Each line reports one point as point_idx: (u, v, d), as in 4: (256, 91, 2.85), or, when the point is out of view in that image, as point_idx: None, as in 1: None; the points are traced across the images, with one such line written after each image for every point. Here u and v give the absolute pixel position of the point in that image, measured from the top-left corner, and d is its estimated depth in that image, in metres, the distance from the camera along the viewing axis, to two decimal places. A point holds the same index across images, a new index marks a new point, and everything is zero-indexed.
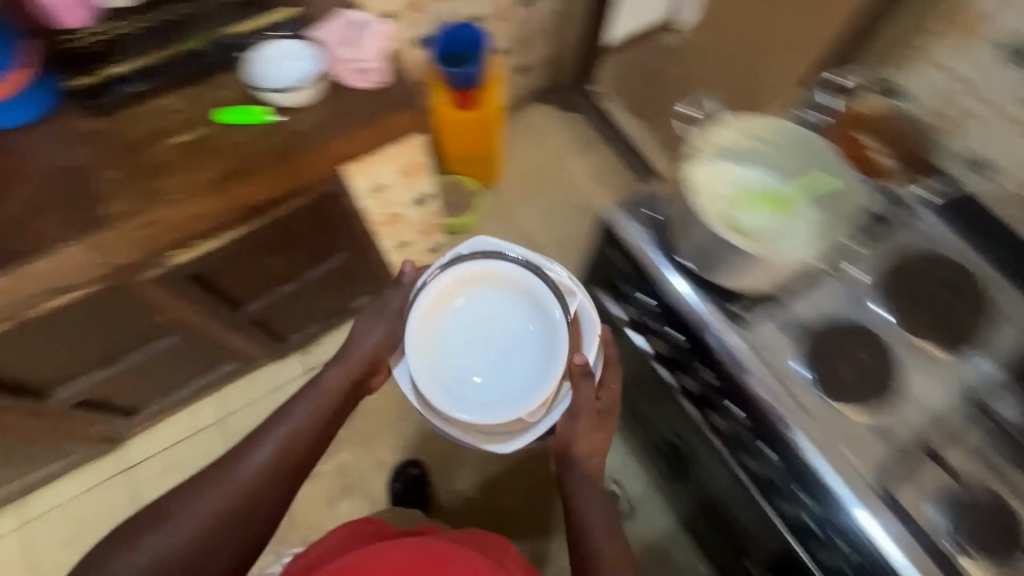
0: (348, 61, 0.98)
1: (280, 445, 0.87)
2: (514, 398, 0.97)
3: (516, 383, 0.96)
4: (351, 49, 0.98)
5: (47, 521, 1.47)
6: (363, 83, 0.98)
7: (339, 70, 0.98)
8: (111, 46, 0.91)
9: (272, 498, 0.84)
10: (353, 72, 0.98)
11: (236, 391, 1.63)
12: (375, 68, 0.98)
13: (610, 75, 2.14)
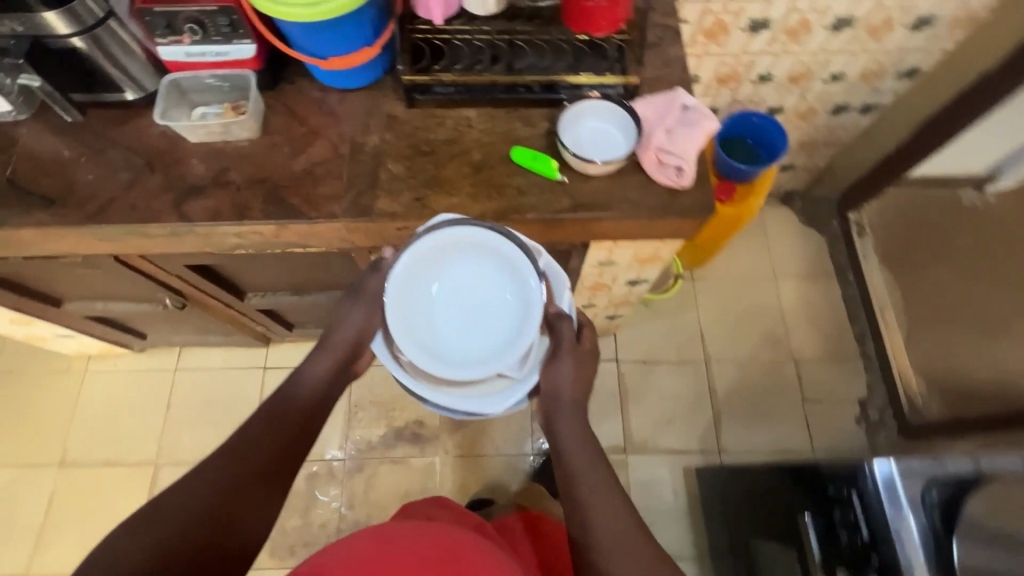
0: (657, 151, 0.88)
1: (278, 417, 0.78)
2: (472, 361, 0.76)
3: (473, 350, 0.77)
4: (667, 140, 0.88)
5: (192, 377, 1.65)
6: (662, 178, 0.87)
7: (644, 155, 0.89)
8: (455, 51, 0.92)
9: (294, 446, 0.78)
10: (657, 163, 0.88)
11: None
12: (681, 168, 0.87)
13: (885, 211, 1.79)
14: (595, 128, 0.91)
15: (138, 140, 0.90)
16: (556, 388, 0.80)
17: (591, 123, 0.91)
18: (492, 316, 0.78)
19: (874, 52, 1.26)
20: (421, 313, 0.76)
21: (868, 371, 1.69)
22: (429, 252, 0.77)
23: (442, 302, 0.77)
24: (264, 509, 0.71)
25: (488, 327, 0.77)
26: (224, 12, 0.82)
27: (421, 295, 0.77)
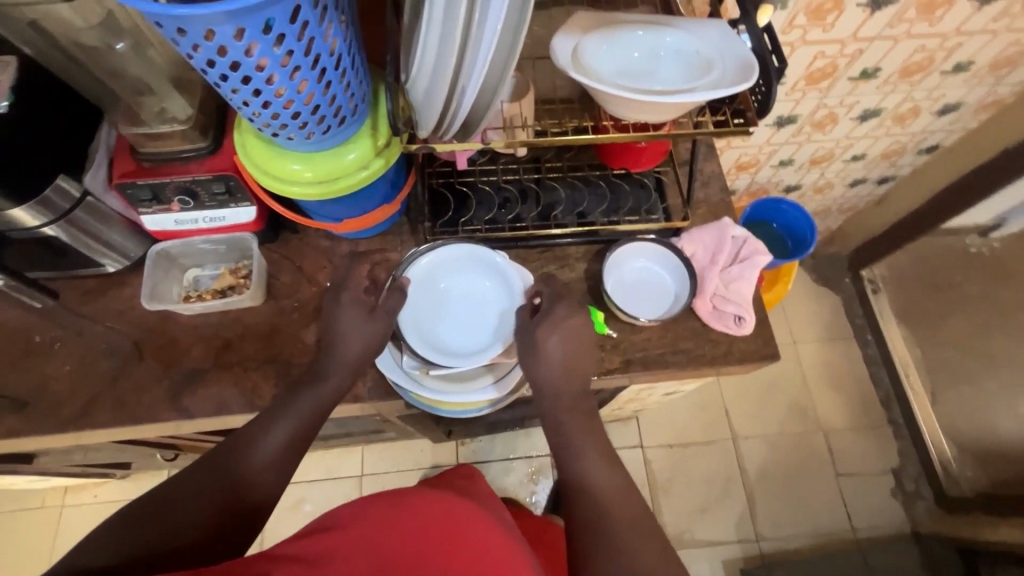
0: (715, 299, 0.80)
1: (270, 421, 0.63)
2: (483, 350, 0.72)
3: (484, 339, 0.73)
4: (723, 286, 0.80)
5: None
6: (722, 329, 0.79)
7: (699, 303, 0.80)
8: (481, 194, 0.83)
9: (281, 455, 0.61)
10: (713, 311, 0.80)
11: (385, 452, 1.57)
12: (741, 317, 0.79)
13: (898, 268, 1.75)
14: (641, 269, 0.83)
15: (123, 318, 0.78)
16: (538, 378, 0.67)
17: (638, 264, 0.83)
18: (490, 306, 0.75)
19: (898, 135, 1.21)
20: (420, 326, 0.73)
21: (899, 438, 1.63)
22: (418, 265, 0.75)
23: (438, 312, 0.75)
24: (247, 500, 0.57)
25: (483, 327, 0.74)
26: (218, 180, 0.71)
27: (419, 307, 0.74)
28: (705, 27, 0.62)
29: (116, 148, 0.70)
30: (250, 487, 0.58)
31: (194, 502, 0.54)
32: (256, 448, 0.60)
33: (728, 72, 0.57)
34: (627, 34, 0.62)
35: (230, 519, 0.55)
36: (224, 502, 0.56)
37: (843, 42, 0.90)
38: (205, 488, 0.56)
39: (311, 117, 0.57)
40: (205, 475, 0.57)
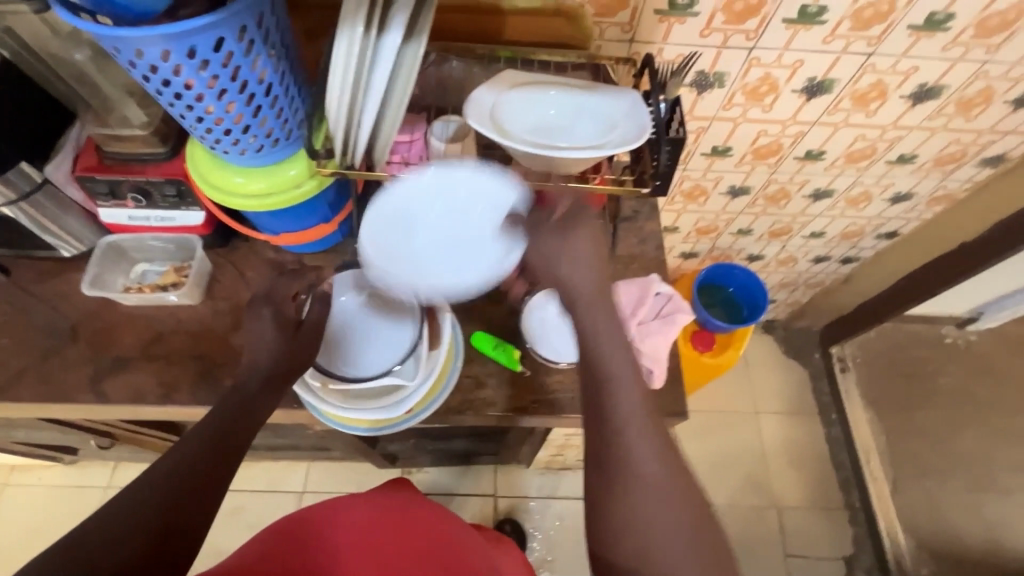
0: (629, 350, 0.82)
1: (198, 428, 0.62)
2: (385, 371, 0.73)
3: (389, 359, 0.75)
4: (638, 338, 0.82)
5: None
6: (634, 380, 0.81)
7: None
8: None
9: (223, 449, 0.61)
10: None
11: (331, 471, 1.56)
12: (651, 371, 0.81)
13: (867, 350, 1.74)
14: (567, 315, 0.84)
15: (65, 301, 0.83)
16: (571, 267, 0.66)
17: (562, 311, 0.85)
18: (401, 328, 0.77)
19: (854, 217, 1.25)
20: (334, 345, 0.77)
21: (855, 524, 1.58)
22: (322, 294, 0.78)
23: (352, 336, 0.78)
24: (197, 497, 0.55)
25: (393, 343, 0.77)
26: (170, 183, 0.77)
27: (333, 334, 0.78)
28: (614, 93, 0.67)
29: (83, 146, 0.77)
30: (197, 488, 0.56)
31: (139, 516, 0.51)
32: (203, 442, 0.60)
33: (626, 135, 0.62)
34: (545, 92, 0.67)
35: (181, 518, 0.53)
36: (174, 504, 0.54)
37: (783, 122, 0.95)
38: (150, 499, 0.53)
39: (244, 135, 0.63)
40: (144, 490, 0.54)
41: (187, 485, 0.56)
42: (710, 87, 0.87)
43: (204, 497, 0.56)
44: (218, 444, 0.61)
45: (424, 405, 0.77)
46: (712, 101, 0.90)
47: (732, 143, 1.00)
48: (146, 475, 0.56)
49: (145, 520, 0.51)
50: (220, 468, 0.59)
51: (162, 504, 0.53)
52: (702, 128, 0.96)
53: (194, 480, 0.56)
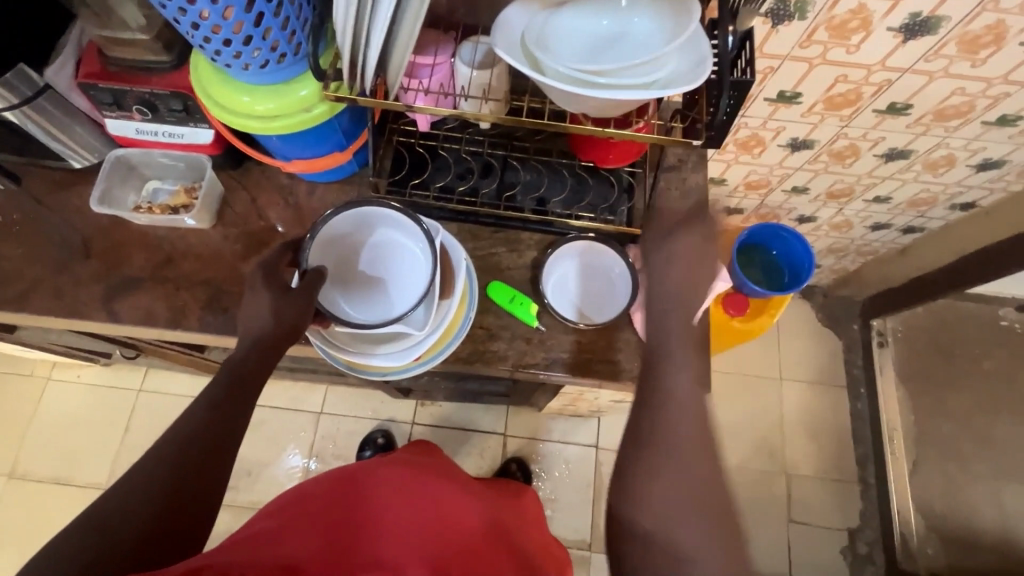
0: None
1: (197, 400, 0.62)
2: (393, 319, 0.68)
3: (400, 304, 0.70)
4: None
5: (154, 399, 1.57)
6: (656, 349, 0.75)
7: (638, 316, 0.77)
8: (441, 160, 0.81)
9: (220, 423, 0.60)
10: None
11: (347, 396, 1.60)
12: None
13: (911, 325, 1.63)
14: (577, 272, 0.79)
15: (78, 215, 0.81)
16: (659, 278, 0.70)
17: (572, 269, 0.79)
18: (411, 272, 0.71)
19: (928, 183, 1.11)
20: (337, 283, 0.71)
21: (864, 499, 1.56)
22: (323, 231, 0.69)
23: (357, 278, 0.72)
24: (197, 473, 0.57)
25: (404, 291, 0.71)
26: (176, 96, 0.71)
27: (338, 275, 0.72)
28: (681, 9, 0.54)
29: (86, 49, 0.71)
30: (201, 463, 0.58)
31: (138, 495, 0.54)
32: (198, 416, 0.60)
33: (682, 70, 0.52)
34: (610, 5, 0.56)
35: (183, 498, 0.55)
36: (174, 482, 0.56)
37: (869, 68, 0.81)
38: (147, 476, 0.55)
39: (245, 47, 0.56)
40: (146, 466, 0.56)
41: (192, 461, 0.57)
42: (789, 18, 0.74)
43: (209, 477, 0.57)
44: (218, 419, 0.60)
45: (434, 352, 0.73)
46: (788, 36, 0.77)
47: (803, 88, 0.87)
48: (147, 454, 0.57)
49: (142, 498, 0.54)
50: (224, 441, 0.60)
51: (166, 477, 0.55)
52: (770, 69, 0.83)
53: (192, 461, 0.57)
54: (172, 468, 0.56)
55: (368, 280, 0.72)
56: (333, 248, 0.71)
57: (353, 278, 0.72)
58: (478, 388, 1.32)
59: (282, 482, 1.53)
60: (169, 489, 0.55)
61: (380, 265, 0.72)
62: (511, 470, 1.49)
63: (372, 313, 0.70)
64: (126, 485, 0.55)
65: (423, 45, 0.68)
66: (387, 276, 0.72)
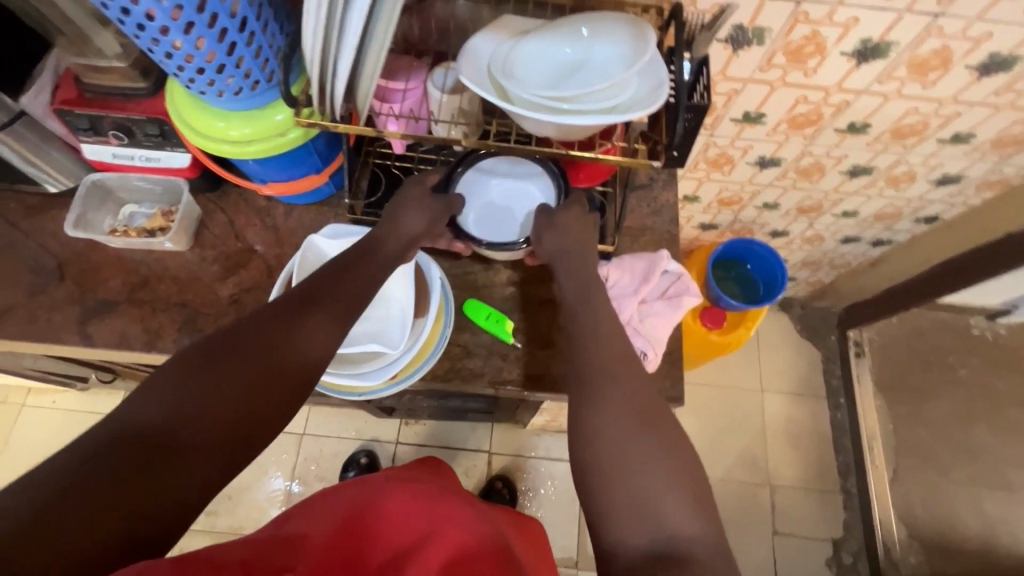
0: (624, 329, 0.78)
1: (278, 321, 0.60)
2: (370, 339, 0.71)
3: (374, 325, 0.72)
4: (637, 319, 0.78)
5: None
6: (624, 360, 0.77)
7: None
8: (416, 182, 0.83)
9: (293, 363, 0.59)
10: None
11: (330, 416, 1.59)
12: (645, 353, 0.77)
13: (885, 335, 1.67)
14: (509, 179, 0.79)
15: (53, 239, 0.81)
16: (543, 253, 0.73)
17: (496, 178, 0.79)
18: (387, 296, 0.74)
19: (892, 198, 1.15)
20: None
21: (848, 509, 1.57)
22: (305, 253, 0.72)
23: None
24: (258, 398, 0.55)
25: (403, 308, 0.72)
26: (153, 122, 0.73)
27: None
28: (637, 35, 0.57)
29: (62, 76, 0.72)
30: (261, 392, 0.56)
31: (194, 399, 0.52)
32: (272, 343, 0.58)
33: (641, 94, 0.55)
34: (570, 32, 0.59)
35: (235, 421, 0.53)
36: (234, 397, 0.54)
37: (827, 89, 0.85)
38: (210, 379, 0.54)
39: (219, 75, 0.58)
40: (207, 367, 0.55)
41: (254, 387, 0.55)
42: (748, 44, 0.77)
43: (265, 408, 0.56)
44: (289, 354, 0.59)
45: (410, 371, 0.73)
46: (748, 61, 0.80)
47: (767, 109, 0.90)
48: (161, 418, 0.51)
49: (199, 398, 0.52)
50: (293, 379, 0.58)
51: (228, 390, 0.54)
52: (734, 91, 0.86)
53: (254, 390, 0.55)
54: (237, 383, 0.55)
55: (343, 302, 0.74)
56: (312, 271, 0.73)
57: None
58: (461, 406, 1.32)
59: (263, 505, 1.50)
60: (229, 402, 0.54)
61: None
62: (497, 487, 1.49)
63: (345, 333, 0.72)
64: (188, 380, 0.53)
65: (394, 70, 0.70)
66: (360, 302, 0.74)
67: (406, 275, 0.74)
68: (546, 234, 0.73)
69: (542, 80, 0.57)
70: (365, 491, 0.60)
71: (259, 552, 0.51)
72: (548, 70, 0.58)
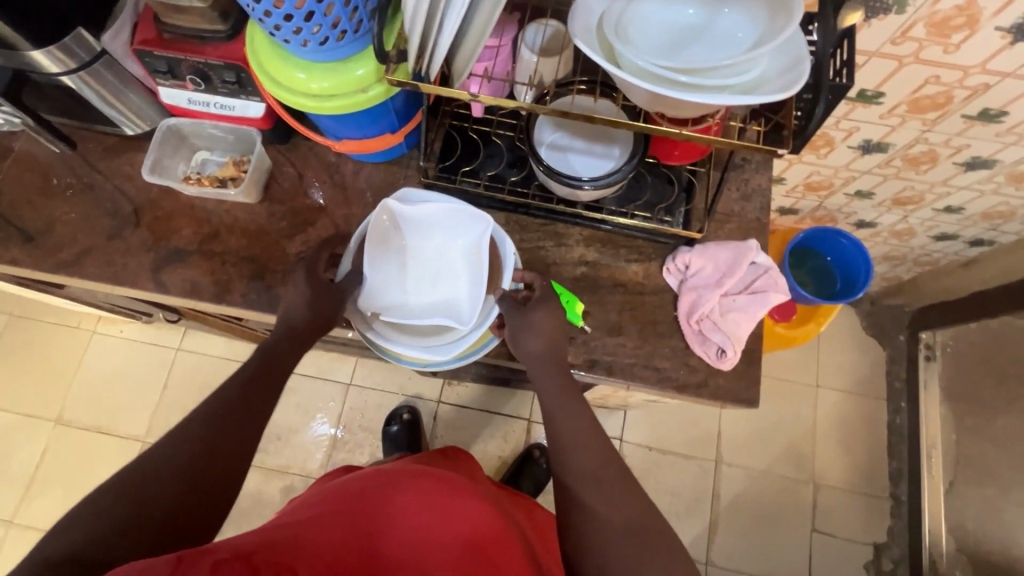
0: (702, 321, 0.74)
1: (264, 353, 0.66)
2: (441, 310, 0.69)
3: (447, 296, 0.71)
4: (718, 313, 0.73)
5: (190, 359, 1.62)
6: (698, 355, 0.73)
7: (684, 321, 0.74)
8: (493, 148, 0.78)
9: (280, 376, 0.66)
10: (697, 334, 0.74)
11: (376, 370, 1.62)
12: (723, 350, 0.72)
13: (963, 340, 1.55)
14: (562, 125, 0.74)
15: (129, 182, 0.81)
16: (523, 352, 0.68)
17: (550, 137, 0.73)
18: (460, 267, 0.71)
19: (1008, 196, 1.03)
20: (385, 267, 0.71)
21: (894, 515, 1.51)
22: (377, 217, 0.70)
23: (420, 264, 0.72)
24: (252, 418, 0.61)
25: (477, 286, 0.69)
26: (230, 69, 0.70)
27: (397, 255, 0.72)
28: None
29: (141, 14, 0.70)
30: (249, 409, 0.62)
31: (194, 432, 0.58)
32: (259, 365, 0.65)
33: (773, 70, 0.48)
34: None
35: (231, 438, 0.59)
36: (231, 418, 0.60)
37: (966, 70, 0.74)
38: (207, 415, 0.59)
39: (306, 24, 0.54)
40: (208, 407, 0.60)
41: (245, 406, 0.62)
42: (884, 11, 0.68)
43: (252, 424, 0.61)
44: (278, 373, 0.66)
45: (475, 348, 0.71)
46: (879, 31, 0.70)
47: (887, 88, 0.80)
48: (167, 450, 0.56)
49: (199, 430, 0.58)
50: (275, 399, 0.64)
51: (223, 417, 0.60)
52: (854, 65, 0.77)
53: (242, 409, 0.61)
54: (231, 405, 0.61)
55: (413, 267, 0.72)
56: (385, 235, 0.71)
57: (402, 266, 0.72)
58: (508, 375, 1.31)
59: (309, 449, 1.56)
60: (226, 425, 0.59)
61: (429, 256, 0.72)
62: (534, 456, 1.49)
63: (417, 303, 0.71)
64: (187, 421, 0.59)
65: None
66: (434, 269, 0.72)
67: (482, 255, 0.70)
68: (516, 331, 0.67)
69: (657, 46, 0.51)
70: (362, 492, 0.61)
71: (267, 544, 0.51)
72: (664, 35, 0.52)
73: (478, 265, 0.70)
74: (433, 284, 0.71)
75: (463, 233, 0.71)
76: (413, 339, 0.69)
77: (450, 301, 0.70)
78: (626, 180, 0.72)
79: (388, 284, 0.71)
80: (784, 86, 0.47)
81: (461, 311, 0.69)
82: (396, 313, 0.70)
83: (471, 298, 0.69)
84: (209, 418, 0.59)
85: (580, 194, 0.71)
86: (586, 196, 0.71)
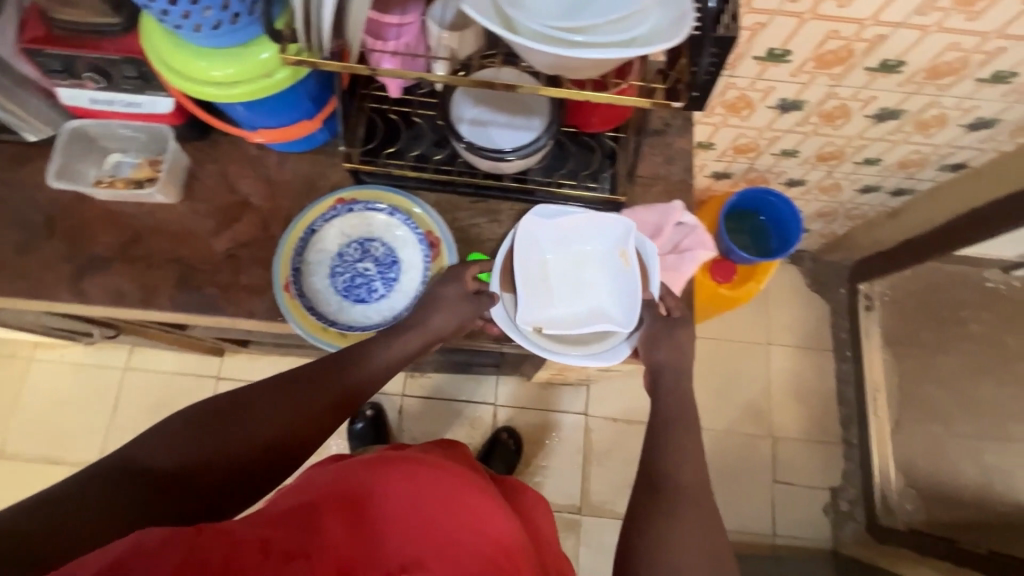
0: None
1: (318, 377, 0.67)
2: (592, 314, 0.71)
3: (594, 298, 0.72)
4: None
5: (140, 377, 1.56)
6: None
7: None
8: (415, 128, 0.78)
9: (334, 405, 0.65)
10: None
11: None
12: None
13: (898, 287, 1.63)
14: (481, 100, 0.73)
15: (38, 190, 0.78)
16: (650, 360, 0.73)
17: (471, 112, 0.73)
18: (600, 266, 0.72)
19: (919, 144, 1.08)
20: (532, 282, 0.71)
21: (848, 459, 1.59)
22: (523, 235, 0.71)
23: (562, 276, 0.72)
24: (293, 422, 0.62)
25: (630, 289, 0.70)
26: (130, 64, 0.68)
27: (540, 272, 0.72)
28: None
29: (28, 11, 0.67)
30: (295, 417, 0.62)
31: (233, 421, 0.59)
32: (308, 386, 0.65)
33: (662, 24, 0.50)
34: None
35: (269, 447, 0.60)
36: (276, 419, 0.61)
37: (862, 22, 0.78)
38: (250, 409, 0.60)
39: (195, 6, 0.53)
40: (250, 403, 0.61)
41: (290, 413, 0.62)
42: None
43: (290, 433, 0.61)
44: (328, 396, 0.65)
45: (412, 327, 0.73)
46: None
47: (793, 45, 0.83)
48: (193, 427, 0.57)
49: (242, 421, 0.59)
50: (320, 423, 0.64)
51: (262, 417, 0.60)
52: (759, 25, 0.80)
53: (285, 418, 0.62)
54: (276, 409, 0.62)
55: (557, 274, 0.73)
56: (526, 250, 0.72)
57: (549, 277, 0.73)
58: (467, 360, 1.31)
59: None
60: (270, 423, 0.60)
61: (571, 262, 0.73)
62: (502, 439, 1.50)
63: (568, 310, 0.71)
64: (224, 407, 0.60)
65: (388, 2, 0.64)
66: (578, 272, 0.73)
67: (629, 259, 0.70)
68: (650, 341, 0.72)
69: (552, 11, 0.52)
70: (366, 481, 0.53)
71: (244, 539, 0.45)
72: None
73: (623, 264, 0.71)
74: (582, 288, 0.72)
75: (602, 237, 0.72)
76: (581, 348, 0.70)
77: (604, 304, 0.71)
78: (547, 150, 0.73)
79: (537, 296, 0.71)
80: (671, 36, 0.48)
81: (613, 312, 0.71)
82: (549, 323, 0.70)
83: (621, 300, 0.71)
84: (248, 409, 0.60)
85: (500, 166, 0.71)
86: (507, 169, 0.72)
